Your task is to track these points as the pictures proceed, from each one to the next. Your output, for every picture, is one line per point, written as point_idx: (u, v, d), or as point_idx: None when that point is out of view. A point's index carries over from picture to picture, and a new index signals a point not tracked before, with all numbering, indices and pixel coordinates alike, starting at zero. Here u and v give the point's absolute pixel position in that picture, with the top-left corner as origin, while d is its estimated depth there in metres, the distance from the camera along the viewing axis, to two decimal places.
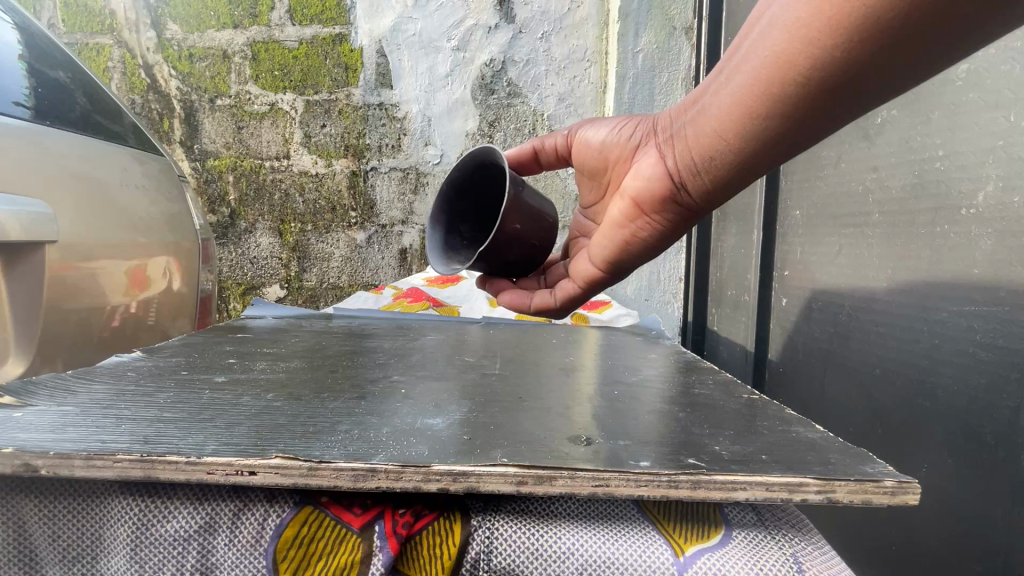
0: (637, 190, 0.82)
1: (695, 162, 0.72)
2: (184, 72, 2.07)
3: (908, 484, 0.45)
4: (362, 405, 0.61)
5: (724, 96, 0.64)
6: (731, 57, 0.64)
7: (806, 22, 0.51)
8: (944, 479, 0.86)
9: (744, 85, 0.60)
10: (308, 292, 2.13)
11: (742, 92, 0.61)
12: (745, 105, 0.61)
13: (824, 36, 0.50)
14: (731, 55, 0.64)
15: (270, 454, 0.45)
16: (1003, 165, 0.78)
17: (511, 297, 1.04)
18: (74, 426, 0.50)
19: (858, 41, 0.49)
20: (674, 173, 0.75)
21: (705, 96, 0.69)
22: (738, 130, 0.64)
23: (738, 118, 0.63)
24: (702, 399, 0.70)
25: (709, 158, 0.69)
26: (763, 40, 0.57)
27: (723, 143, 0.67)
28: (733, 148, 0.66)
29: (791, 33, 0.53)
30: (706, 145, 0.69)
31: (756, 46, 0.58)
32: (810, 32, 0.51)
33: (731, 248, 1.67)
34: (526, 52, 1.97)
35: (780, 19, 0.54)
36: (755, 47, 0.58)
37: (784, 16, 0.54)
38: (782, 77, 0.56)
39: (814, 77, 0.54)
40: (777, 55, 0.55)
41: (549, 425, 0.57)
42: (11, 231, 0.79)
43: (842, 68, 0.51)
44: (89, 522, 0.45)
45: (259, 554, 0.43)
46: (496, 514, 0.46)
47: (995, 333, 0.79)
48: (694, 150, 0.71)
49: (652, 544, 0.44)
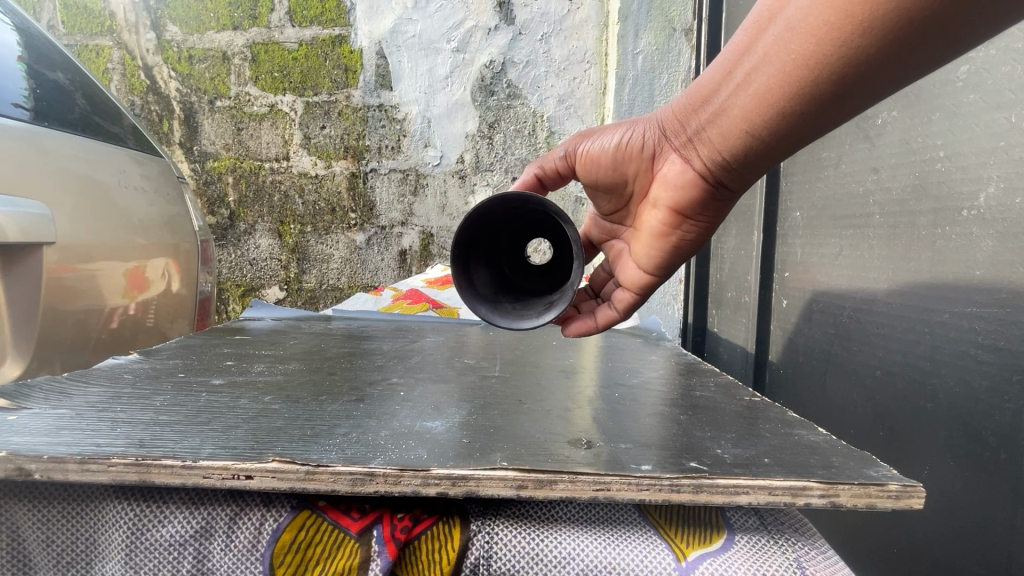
0: (665, 200, 0.74)
1: (729, 163, 0.65)
2: (184, 73, 2.06)
3: (912, 488, 0.44)
4: (361, 408, 0.60)
5: (748, 97, 0.58)
6: (742, 53, 0.57)
7: (832, 20, 0.47)
8: (945, 481, 0.85)
9: (773, 87, 0.54)
10: (307, 293, 2.13)
11: (771, 92, 0.55)
12: (776, 105, 0.56)
13: (856, 34, 0.46)
14: (738, 52, 0.58)
15: (268, 457, 0.45)
16: (1004, 166, 0.78)
17: (578, 327, 0.88)
18: (69, 430, 0.49)
19: (888, 38, 0.45)
20: (705, 176, 0.68)
21: (720, 94, 0.62)
22: (772, 128, 0.58)
23: (772, 117, 0.57)
24: (703, 402, 0.69)
25: (744, 158, 0.63)
26: (783, 40, 0.51)
27: (757, 141, 0.61)
28: (768, 144, 0.61)
29: (817, 32, 0.48)
30: (739, 146, 0.62)
31: (776, 45, 0.52)
32: (840, 30, 0.47)
33: (732, 250, 1.67)
34: (526, 54, 1.97)
35: (801, 16, 0.49)
36: (776, 46, 0.52)
37: (802, 16, 0.49)
38: (815, 76, 0.51)
39: (850, 73, 0.49)
40: (807, 53, 0.50)
41: (549, 428, 0.57)
42: (9, 232, 0.78)
43: (878, 61, 0.47)
44: (83, 526, 0.45)
45: (256, 558, 0.42)
46: (496, 518, 0.45)
47: (996, 335, 0.78)
48: (726, 153, 0.64)
49: (654, 549, 0.43)
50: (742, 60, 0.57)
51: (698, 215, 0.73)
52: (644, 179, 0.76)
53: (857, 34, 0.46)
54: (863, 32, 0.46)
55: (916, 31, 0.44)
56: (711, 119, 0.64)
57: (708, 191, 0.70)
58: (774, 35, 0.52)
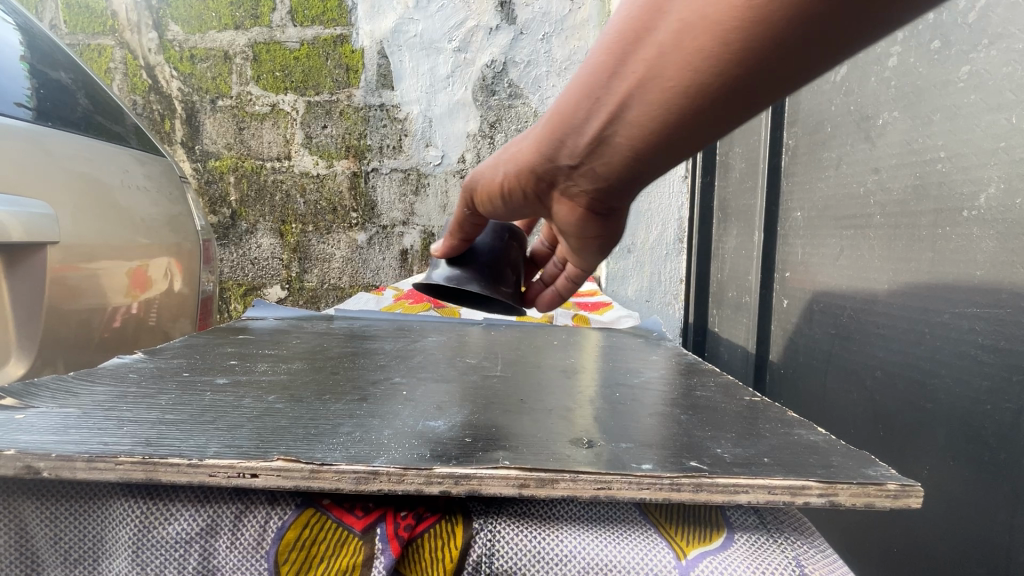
0: (566, 214, 0.64)
1: (623, 187, 0.56)
2: (185, 73, 2.07)
3: (910, 488, 0.45)
4: (364, 407, 0.61)
5: (626, 129, 0.48)
6: (608, 82, 0.47)
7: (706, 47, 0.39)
8: (946, 481, 0.86)
9: (658, 114, 0.45)
10: (309, 293, 2.13)
11: (657, 124, 0.46)
12: (667, 136, 0.47)
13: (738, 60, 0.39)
14: (604, 83, 0.47)
15: (274, 456, 0.45)
16: (1004, 167, 0.78)
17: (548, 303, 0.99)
18: (77, 428, 0.50)
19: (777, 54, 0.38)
20: (602, 199, 0.59)
21: (590, 129, 0.50)
22: (660, 154, 0.49)
23: (660, 144, 0.48)
24: (704, 402, 0.70)
25: (637, 180, 0.55)
26: (657, 65, 0.43)
27: (644, 166, 0.52)
28: (661, 167, 0.52)
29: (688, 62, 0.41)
30: (630, 171, 0.53)
31: (650, 73, 0.43)
32: (715, 56, 0.39)
33: (732, 250, 1.67)
34: (528, 53, 1.98)
35: (670, 42, 0.41)
36: (650, 70, 0.43)
37: (674, 40, 0.41)
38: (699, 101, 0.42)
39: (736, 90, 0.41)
40: (686, 77, 0.41)
41: (551, 427, 0.57)
42: (13, 232, 0.79)
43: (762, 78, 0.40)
44: (90, 523, 0.45)
45: (261, 556, 0.43)
46: (497, 517, 0.46)
47: (997, 335, 0.78)
48: (615, 180, 0.55)
49: (653, 547, 0.43)
50: (608, 90, 0.47)
51: (603, 223, 0.64)
52: (541, 206, 0.67)
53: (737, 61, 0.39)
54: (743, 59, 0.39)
55: (803, 52, 0.38)
56: (586, 155, 0.53)
57: (606, 210, 0.61)
58: (645, 60, 0.43)
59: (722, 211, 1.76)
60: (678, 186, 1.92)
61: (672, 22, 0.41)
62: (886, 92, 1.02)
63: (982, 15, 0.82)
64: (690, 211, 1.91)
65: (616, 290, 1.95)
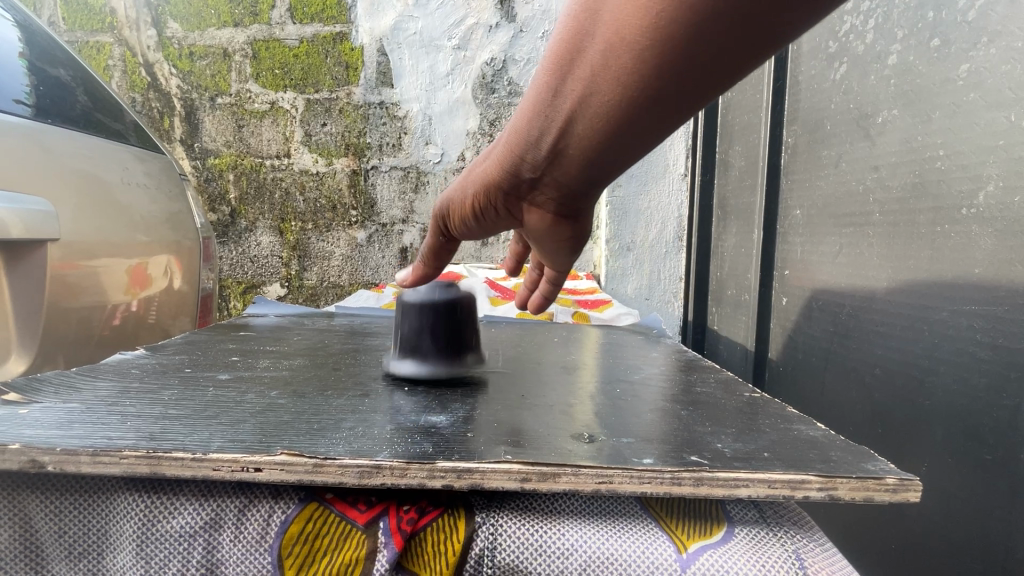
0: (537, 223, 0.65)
1: (586, 189, 0.56)
2: (184, 71, 2.07)
3: (909, 482, 0.45)
4: (366, 403, 0.61)
5: (576, 142, 0.48)
6: (551, 102, 0.47)
7: (635, 62, 0.39)
8: (944, 478, 0.86)
9: (603, 127, 0.45)
10: (308, 290, 2.13)
11: (603, 135, 0.46)
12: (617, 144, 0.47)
13: (670, 69, 0.39)
14: (548, 103, 0.47)
15: (277, 451, 0.45)
16: (1003, 165, 0.78)
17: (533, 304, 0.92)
18: (80, 423, 0.50)
19: (705, 59, 0.38)
20: (569, 205, 0.60)
21: (543, 145, 0.51)
22: (614, 159, 0.50)
23: (612, 151, 0.49)
24: (704, 398, 0.70)
25: (599, 182, 0.56)
26: (592, 84, 0.43)
27: (603, 170, 0.52)
28: (620, 169, 0.52)
29: (619, 78, 0.41)
30: (589, 176, 0.53)
31: (587, 92, 0.43)
32: (644, 68, 0.39)
33: (732, 248, 1.68)
34: (527, 51, 1.98)
35: (600, 61, 0.41)
36: (586, 90, 0.43)
37: (603, 59, 0.41)
38: (639, 110, 0.43)
39: (674, 94, 0.41)
40: (620, 91, 0.42)
41: (552, 423, 0.57)
42: (13, 228, 0.79)
43: (696, 82, 0.40)
44: (95, 517, 0.45)
45: (264, 549, 0.43)
46: (499, 511, 0.46)
47: (995, 332, 0.79)
48: (576, 186, 0.55)
49: (654, 540, 0.44)
50: (552, 110, 0.47)
51: (574, 227, 0.64)
52: (510, 219, 0.67)
53: (670, 70, 0.39)
54: (672, 68, 0.39)
55: (730, 54, 0.37)
56: (544, 168, 0.54)
57: (574, 213, 0.61)
58: (580, 80, 0.43)
59: (721, 209, 1.76)
60: (677, 185, 1.92)
61: (598, 43, 0.40)
62: (886, 90, 1.03)
63: (982, 13, 0.82)
64: (689, 209, 1.91)
65: (616, 288, 1.93)
